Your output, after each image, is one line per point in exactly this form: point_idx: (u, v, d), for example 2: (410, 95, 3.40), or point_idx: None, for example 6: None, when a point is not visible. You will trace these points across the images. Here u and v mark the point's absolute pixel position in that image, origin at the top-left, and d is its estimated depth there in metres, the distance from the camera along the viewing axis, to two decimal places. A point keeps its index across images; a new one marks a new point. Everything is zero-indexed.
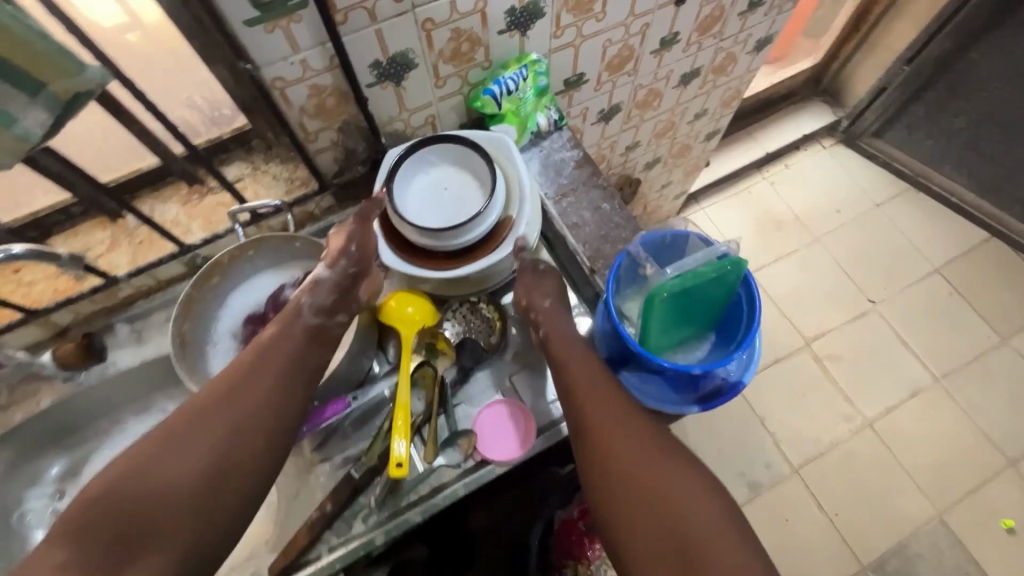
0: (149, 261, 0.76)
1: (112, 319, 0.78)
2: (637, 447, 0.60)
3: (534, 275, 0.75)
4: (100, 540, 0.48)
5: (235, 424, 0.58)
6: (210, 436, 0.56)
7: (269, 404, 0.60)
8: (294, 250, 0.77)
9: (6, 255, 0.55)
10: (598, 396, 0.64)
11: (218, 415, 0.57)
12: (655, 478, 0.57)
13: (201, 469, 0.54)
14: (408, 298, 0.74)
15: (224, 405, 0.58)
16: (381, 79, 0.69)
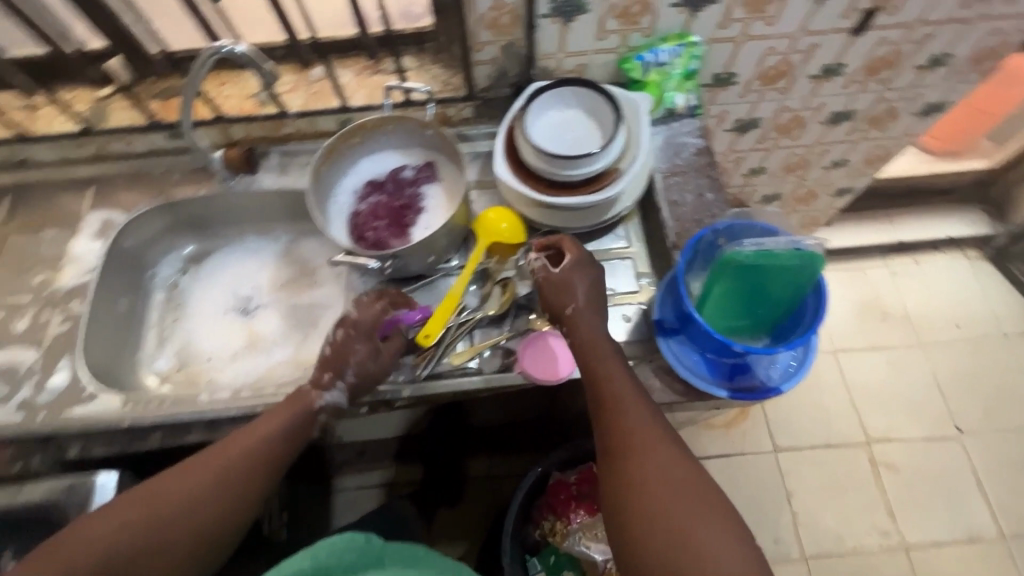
0: (315, 109, 0.90)
1: (269, 148, 0.93)
2: (650, 460, 0.61)
3: (554, 282, 0.73)
4: (139, 542, 0.59)
5: (246, 463, 0.66)
6: (216, 480, 0.64)
7: (281, 441, 0.69)
8: (424, 137, 0.87)
9: (230, 52, 0.73)
10: (618, 400, 0.66)
11: (221, 469, 0.64)
12: (665, 497, 0.59)
13: (199, 514, 0.62)
14: (505, 215, 0.83)
15: (239, 442, 0.67)
16: (553, 13, 0.77)
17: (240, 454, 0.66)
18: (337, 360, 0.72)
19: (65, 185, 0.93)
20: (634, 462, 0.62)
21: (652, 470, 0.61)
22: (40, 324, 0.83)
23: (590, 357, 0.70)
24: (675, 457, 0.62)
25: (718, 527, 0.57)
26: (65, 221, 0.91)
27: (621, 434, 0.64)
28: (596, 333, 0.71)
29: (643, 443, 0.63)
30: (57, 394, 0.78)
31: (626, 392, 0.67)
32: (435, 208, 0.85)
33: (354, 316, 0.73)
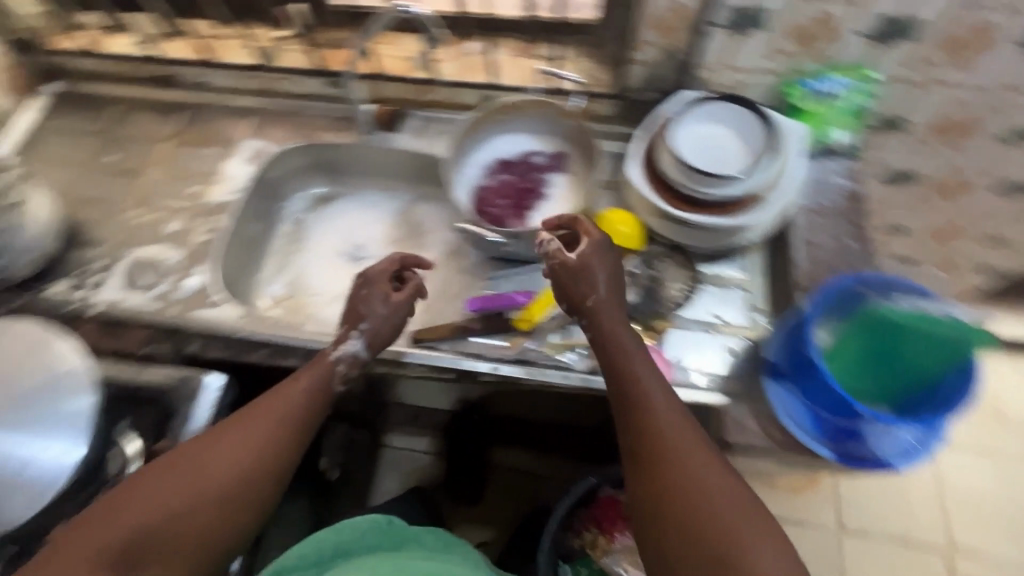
0: (464, 81, 0.93)
1: (409, 111, 0.96)
2: (679, 468, 0.54)
3: (573, 269, 0.69)
4: (154, 523, 0.52)
5: (274, 432, 0.60)
6: (238, 454, 0.58)
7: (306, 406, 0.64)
8: (562, 126, 0.87)
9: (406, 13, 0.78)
10: (639, 399, 0.60)
11: (243, 439, 0.59)
12: (698, 510, 0.52)
13: (222, 492, 0.55)
14: (624, 219, 0.81)
15: (262, 410, 0.61)
16: (728, 25, 0.74)
17: (262, 420, 0.61)
18: (358, 313, 0.73)
19: (226, 111, 1.02)
20: (660, 469, 0.55)
21: (681, 479, 0.54)
22: (186, 230, 0.91)
23: (609, 348, 0.65)
24: (708, 463, 0.55)
25: (761, 543, 0.50)
26: (223, 142, 0.99)
27: (644, 437, 0.58)
28: (618, 325, 0.66)
29: (669, 446, 0.56)
30: (192, 293, 0.86)
31: (649, 388, 0.60)
32: (558, 199, 0.85)
33: (371, 271, 0.76)
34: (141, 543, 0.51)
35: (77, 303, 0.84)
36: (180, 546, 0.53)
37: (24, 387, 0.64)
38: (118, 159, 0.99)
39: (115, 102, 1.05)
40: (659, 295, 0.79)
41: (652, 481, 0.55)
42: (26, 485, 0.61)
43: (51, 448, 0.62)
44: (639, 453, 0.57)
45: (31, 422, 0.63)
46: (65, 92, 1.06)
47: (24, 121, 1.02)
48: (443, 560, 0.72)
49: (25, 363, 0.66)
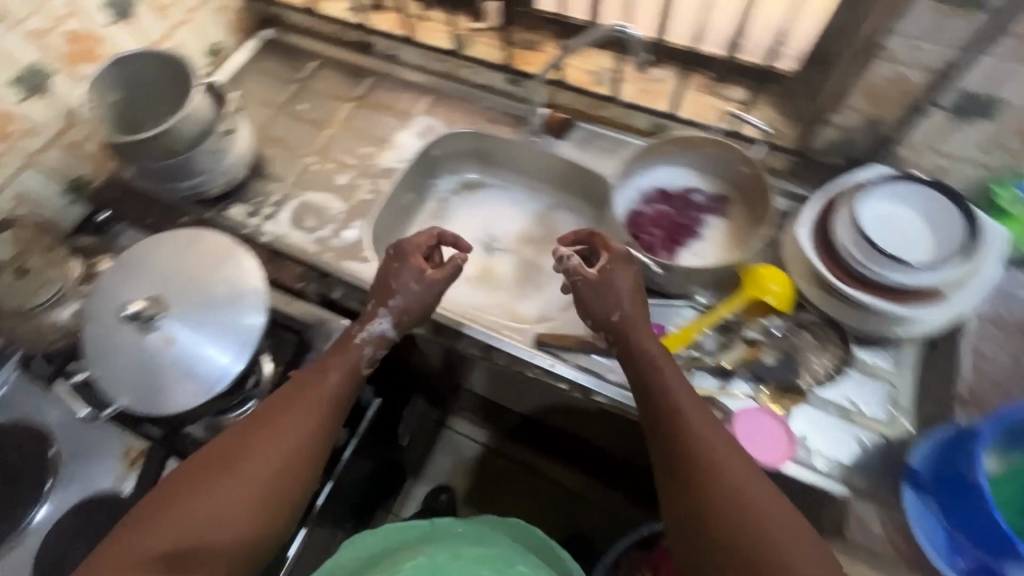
0: (642, 106, 0.94)
1: (577, 121, 0.98)
2: (709, 469, 0.56)
3: (599, 287, 0.72)
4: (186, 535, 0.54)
5: (301, 434, 0.62)
6: (260, 466, 0.59)
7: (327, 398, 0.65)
8: (734, 171, 0.84)
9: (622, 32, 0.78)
10: (668, 405, 0.62)
11: (264, 448, 0.60)
12: (733, 510, 0.53)
13: (245, 506, 0.57)
14: (776, 276, 0.77)
15: (288, 412, 0.63)
16: (951, 108, 0.69)
17: (285, 419, 0.62)
18: (385, 292, 0.74)
19: (408, 85, 1.09)
20: (692, 473, 0.57)
21: (712, 480, 0.55)
22: (352, 186, 0.99)
23: (633, 361, 0.67)
24: (734, 459, 0.57)
25: (797, 539, 0.51)
26: (399, 113, 1.06)
27: (673, 439, 0.60)
28: (643, 339, 0.69)
29: (699, 447, 0.58)
30: (346, 244, 0.93)
31: (675, 394, 0.63)
32: (712, 243, 0.84)
33: (400, 247, 0.77)
34: (175, 554, 0.53)
35: (251, 229, 0.94)
36: (216, 555, 0.55)
37: (213, 299, 0.72)
38: (307, 109, 1.09)
39: (314, 57, 1.15)
40: (798, 367, 0.75)
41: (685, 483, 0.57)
42: (191, 384, 0.69)
43: (219, 361, 0.70)
44: (670, 456, 0.59)
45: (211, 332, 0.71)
46: (276, 41, 1.18)
47: (238, 59, 1.15)
48: (486, 528, 0.82)
49: (220, 277, 0.73)
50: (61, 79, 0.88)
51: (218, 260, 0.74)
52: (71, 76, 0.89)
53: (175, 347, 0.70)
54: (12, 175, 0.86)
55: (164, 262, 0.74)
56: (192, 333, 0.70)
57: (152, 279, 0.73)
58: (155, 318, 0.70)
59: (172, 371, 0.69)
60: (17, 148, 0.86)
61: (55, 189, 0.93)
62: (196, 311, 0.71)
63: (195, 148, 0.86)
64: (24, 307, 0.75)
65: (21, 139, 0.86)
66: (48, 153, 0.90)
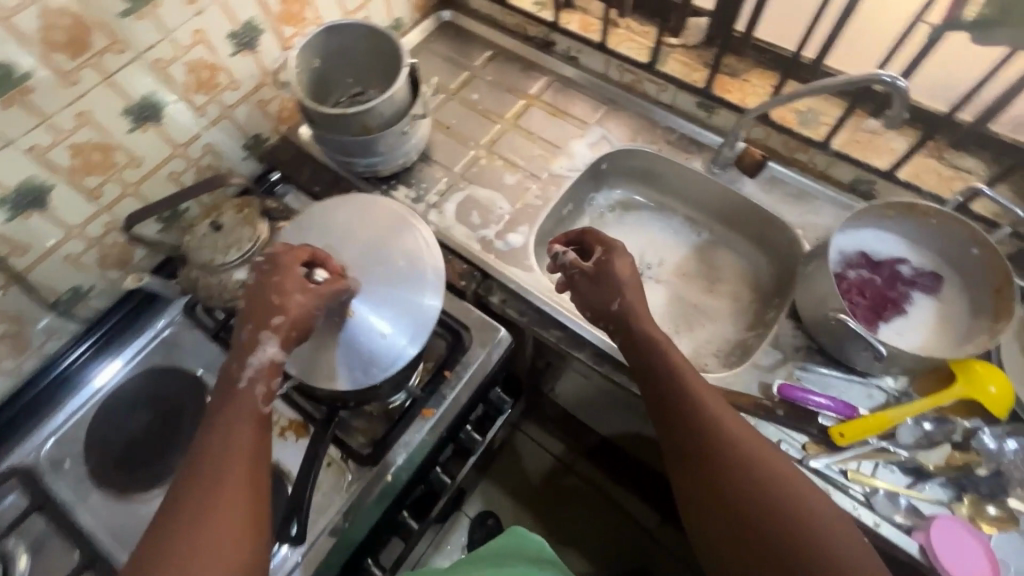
0: (850, 157, 0.86)
1: (769, 161, 0.92)
2: (729, 459, 0.59)
3: (590, 282, 0.72)
4: None
5: (236, 462, 0.54)
6: (216, 511, 0.51)
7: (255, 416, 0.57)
8: (958, 251, 0.76)
9: (887, 85, 0.70)
10: (681, 398, 0.63)
11: (207, 489, 0.52)
12: (762, 497, 0.56)
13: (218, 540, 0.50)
14: (994, 376, 0.69)
15: (214, 453, 0.54)
16: None
17: (211, 456, 0.54)
18: (263, 309, 0.61)
19: (586, 91, 1.05)
20: (710, 461, 0.60)
21: (733, 470, 0.58)
22: (520, 188, 0.95)
23: (643, 351, 0.67)
24: (752, 442, 0.60)
25: (828, 516, 0.54)
26: (574, 119, 1.02)
27: (691, 433, 0.62)
28: (650, 324, 0.68)
29: (718, 439, 0.60)
30: (509, 248, 0.90)
31: (686, 377, 0.64)
32: (919, 324, 0.76)
33: (274, 253, 0.64)
34: None
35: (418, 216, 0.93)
36: None
37: (396, 273, 0.73)
38: (478, 98, 1.07)
39: (490, 46, 1.13)
40: (1012, 487, 0.67)
41: (709, 482, 0.59)
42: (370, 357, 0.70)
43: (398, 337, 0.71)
44: (689, 450, 0.61)
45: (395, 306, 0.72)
46: (454, 23, 1.16)
47: (415, 36, 1.14)
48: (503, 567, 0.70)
49: (401, 251, 0.74)
50: (269, 38, 0.88)
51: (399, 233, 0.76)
52: (277, 36, 0.89)
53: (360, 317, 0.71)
54: (209, 126, 0.88)
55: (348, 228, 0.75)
56: (376, 305, 0.71)
57: (338, 245, 0.74)
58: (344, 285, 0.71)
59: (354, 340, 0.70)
60: (218, 100, 0.87)
61: (239, 144, 0.95)
62: (380, 283, 0.72)
63: (391, 128, 0.86)
64: (213, 263, 0.76)
65: (224, 91, 0.87)
66: (240, 107, 0.91)
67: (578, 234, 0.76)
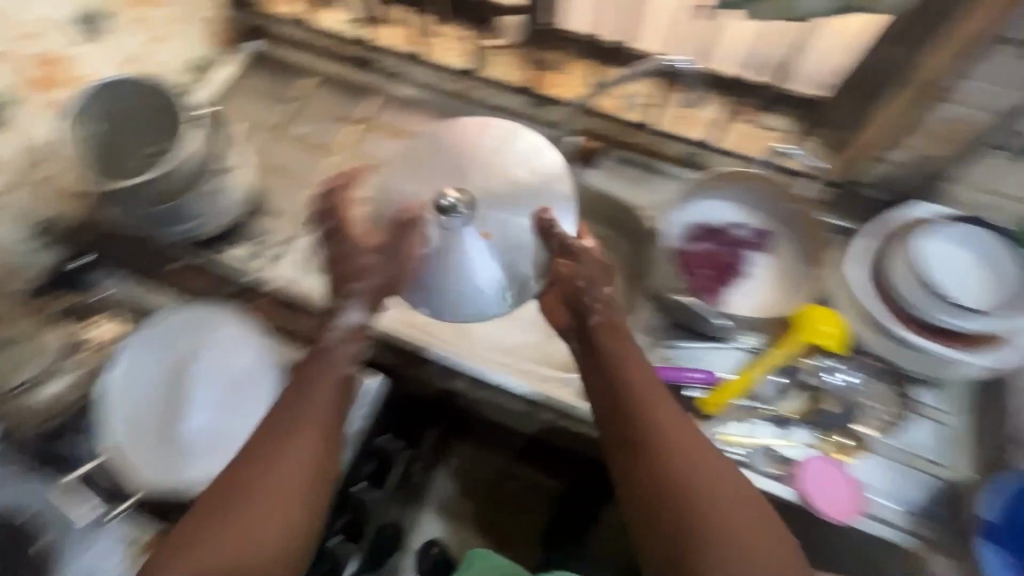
0: (675, 135, 0.90)
1: (609, 148, 0.93)
2: (660, 454, 0.51)
3: (571, 255, 0.63)
4: None
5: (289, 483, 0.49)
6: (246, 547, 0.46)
7: (337, 409, 0.54)
8: (780, 208, 0.82)
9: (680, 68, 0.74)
10: (624, 378, 0.57)
11: (258, 516, 0.47)
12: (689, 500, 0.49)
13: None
14: (829, 317, 0.75)
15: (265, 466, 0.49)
16: (1011, 150, 0.68)
17: (273, 459, 0.49)
18: (352, 270, 0.65)
19: (420, 105, 1.01)
20: (675, 493, 0.49)
21: (699, 501, 0.49)
22: None
23: (615, 357, 0.59)
24: (691, 444, 0.52)
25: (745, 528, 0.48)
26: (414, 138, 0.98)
27: (659, 457, 0.51)
28: (625, 341, 0.60)
29: (651, 429, 0.53)
30: None
31: (661, 397, 0.55)
32: (759, 280, 0.82)
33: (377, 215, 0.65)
34: None
35: (261, 273, 0.85)
36: None
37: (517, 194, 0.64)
38: (308, 132, 0.99)
39: (311, 73, 1.05)
40: (858, 413, 0.74)
41: (636, 476, 0.52)
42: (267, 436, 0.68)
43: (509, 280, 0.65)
44: (622, 436, 0.54)
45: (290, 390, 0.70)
46: (267, 53, 1.07)
47: (224, 75, 1.03)
48: None
49: (529, 177, 0.65)
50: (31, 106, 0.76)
51: (536, 158, 0.66)
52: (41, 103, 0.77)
53: (458, 253, 0.62)
54: None
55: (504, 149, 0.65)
56: (476, 246, 0.62)
57: (465, 164, 0.64)
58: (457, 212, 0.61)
59: (462, 274, 0.63)
60: None
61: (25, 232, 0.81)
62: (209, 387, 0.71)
63: (203, 187, 0.78)
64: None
65: None
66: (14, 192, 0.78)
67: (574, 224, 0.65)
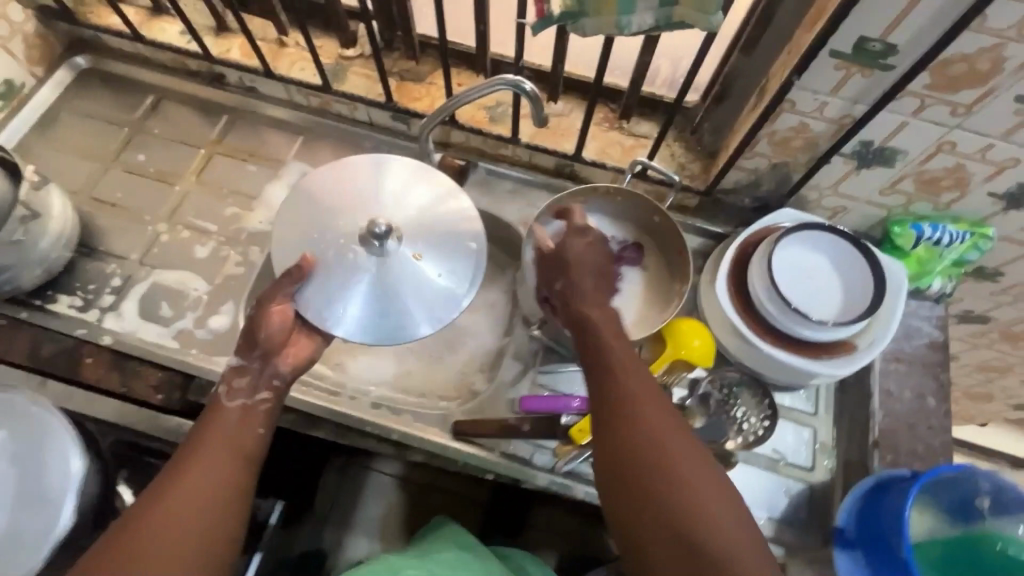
0: (542, 147, 0.86)
1: (478, 162, 0.89)
2: (645, 431, 0.51)
3: (582, 243, 0.67)
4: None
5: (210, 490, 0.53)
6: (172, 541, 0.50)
7: (248, 435, 0.59)
8: (647, 221, 0.80)
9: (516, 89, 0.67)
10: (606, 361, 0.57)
11: (189, 509, 0.52)
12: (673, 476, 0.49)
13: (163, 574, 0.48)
14: (698, 331, 0.74)
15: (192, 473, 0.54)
16: (852, 157, 0.68)
17: (196, 469, 0.54)
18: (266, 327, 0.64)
19: (276, 123, 0.93)
20: (631, 446, 0.51)
21: (653, 451, 0.50)
22: (219, 258, 0.82)
23: (584, 322, 0.60)
24: (665, 416, 0.53)
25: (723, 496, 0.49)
26: (269, 160, 0.90)
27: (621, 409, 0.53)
28: (597, 304, 0.62)
29: (627, 411, 0.53)
30: (214, 335, 0.77)
31: (621, 358, 0.57)
32: (630, 296, 0.79)
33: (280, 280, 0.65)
34: None
35: (89, 327, 0.76)
36: None
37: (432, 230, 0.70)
38: (147, 159, 0.89)
39: (151, 90, 0.94)
40: (727, 427, 0.73)
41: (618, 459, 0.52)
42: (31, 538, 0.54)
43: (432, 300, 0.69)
44: (606, 417, 0.54)
45: (48, 470, 0.56)
46: (95, 70, 0.95)
47: (43, 97, 0.91)
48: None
49: (444, 210, 0.72)
50: None
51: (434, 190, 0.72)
52: None
53: (383, 274, 0.67)
54: None
55: (413, 189, 0.71)
56: (398, 270, 0.67)
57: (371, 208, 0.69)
58: (386, 237, 0.66)
59: (387, 296, 0.66)
60: None
61: None
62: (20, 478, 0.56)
63: None
64: None
65: None
66: None
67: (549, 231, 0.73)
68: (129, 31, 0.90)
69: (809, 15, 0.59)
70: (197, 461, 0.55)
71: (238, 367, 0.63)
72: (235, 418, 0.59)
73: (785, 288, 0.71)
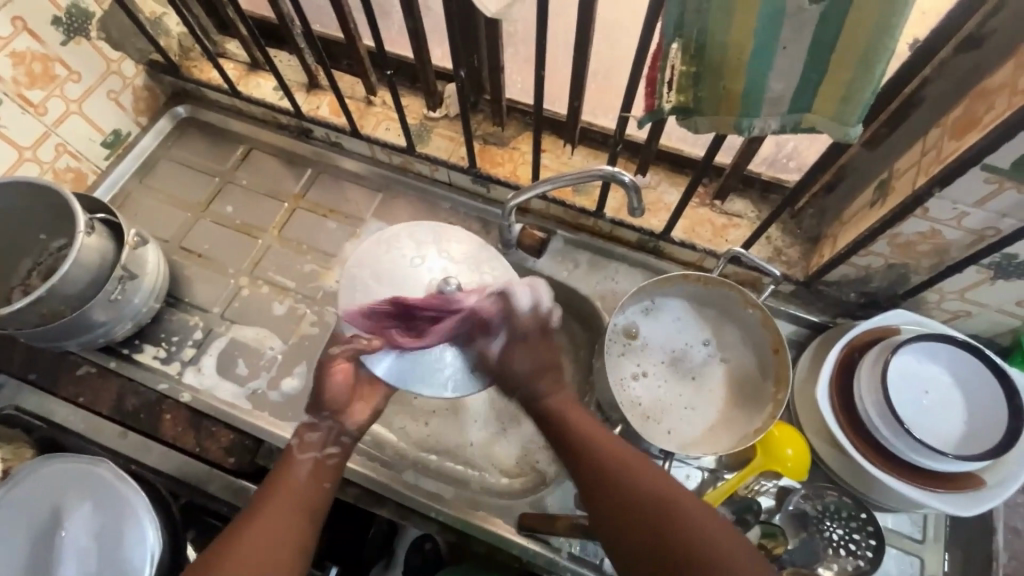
0: (628, 221, 0.82)
1: (557, 231, 0.86)
2: (605, 459, 0.60)
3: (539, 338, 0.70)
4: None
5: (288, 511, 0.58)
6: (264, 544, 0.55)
7: (314, 483, 0.61)
8: (739, 312, 0.75)
9: (613, 178, 0.64)
10: (566, 430, 0.64)
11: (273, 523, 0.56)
12: (652, 498, 0.56)
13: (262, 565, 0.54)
14: (792, 439, 0.68)
15: (275, 496, 0.59)
16: (989, 267, 0.60)
17: (274, 495, 0.59)
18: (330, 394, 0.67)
19: (358, 179, 0.93)
20: (597, 469, 0.60)
21: (610, 472, 0.59)
22: (296, 317, 0.83)
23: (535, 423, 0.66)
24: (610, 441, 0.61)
25: (710, 515, 0.54)
26: (347, 217, 0.90)
27: (580, 447, 0.62)
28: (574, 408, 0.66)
29: (597, 455, 0.60)
30: (287, 397, 0.77)
31: (562, 400, 0.67)
32: (712, 390, 0.74)
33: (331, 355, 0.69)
34: None
35: (170, 382, 0.77)
36: None
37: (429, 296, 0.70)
38: (233, 211, 0.91)
39: (242, 141, 0.97)
40: (822, 551, 0.67)
41: (607, 500, 0.57)
42: None
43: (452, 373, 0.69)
44: (580, 467, 0.61)
45: (123, 544, 0.57)
46: (193, 119, 0.98)
47: (144, 145, 0.95)
48: None
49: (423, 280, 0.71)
50: None
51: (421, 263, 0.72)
52: None
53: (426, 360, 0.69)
54: None
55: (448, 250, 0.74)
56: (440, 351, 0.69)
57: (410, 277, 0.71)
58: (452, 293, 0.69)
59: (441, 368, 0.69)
60: None
61: None
62: (92, 566, 0.56)
63: (88, 302, 0.69)
64: None
65: None
66: None
67: (529, 299, 0.70)
68: (227, 87, 0.93)
69: (956, 120, 0.53)
70: (277, 496, 0.59)
71: (308, 423, 0.66)
72: (308, 466, 0.62)
73: (901, 405, 0.64)
